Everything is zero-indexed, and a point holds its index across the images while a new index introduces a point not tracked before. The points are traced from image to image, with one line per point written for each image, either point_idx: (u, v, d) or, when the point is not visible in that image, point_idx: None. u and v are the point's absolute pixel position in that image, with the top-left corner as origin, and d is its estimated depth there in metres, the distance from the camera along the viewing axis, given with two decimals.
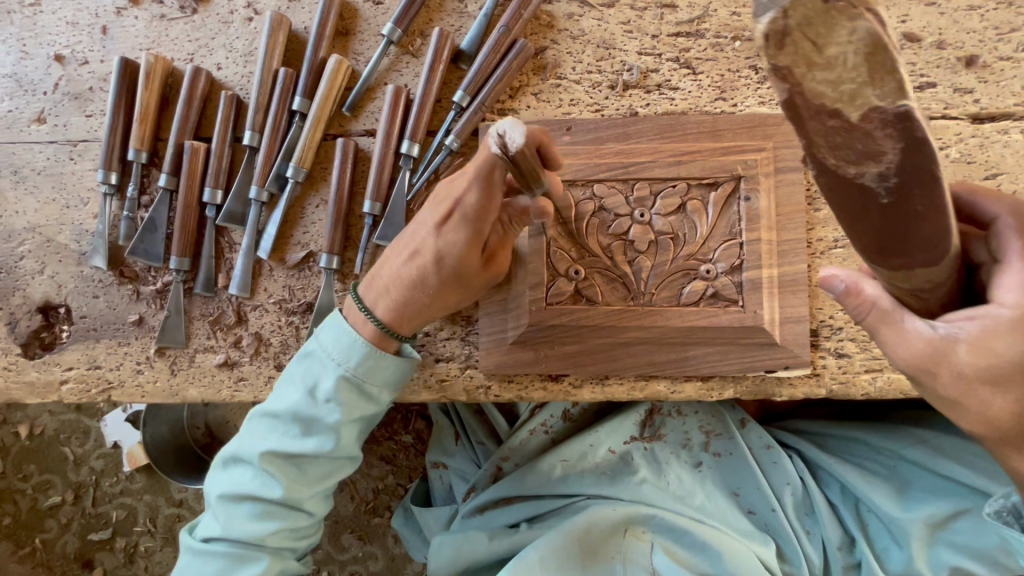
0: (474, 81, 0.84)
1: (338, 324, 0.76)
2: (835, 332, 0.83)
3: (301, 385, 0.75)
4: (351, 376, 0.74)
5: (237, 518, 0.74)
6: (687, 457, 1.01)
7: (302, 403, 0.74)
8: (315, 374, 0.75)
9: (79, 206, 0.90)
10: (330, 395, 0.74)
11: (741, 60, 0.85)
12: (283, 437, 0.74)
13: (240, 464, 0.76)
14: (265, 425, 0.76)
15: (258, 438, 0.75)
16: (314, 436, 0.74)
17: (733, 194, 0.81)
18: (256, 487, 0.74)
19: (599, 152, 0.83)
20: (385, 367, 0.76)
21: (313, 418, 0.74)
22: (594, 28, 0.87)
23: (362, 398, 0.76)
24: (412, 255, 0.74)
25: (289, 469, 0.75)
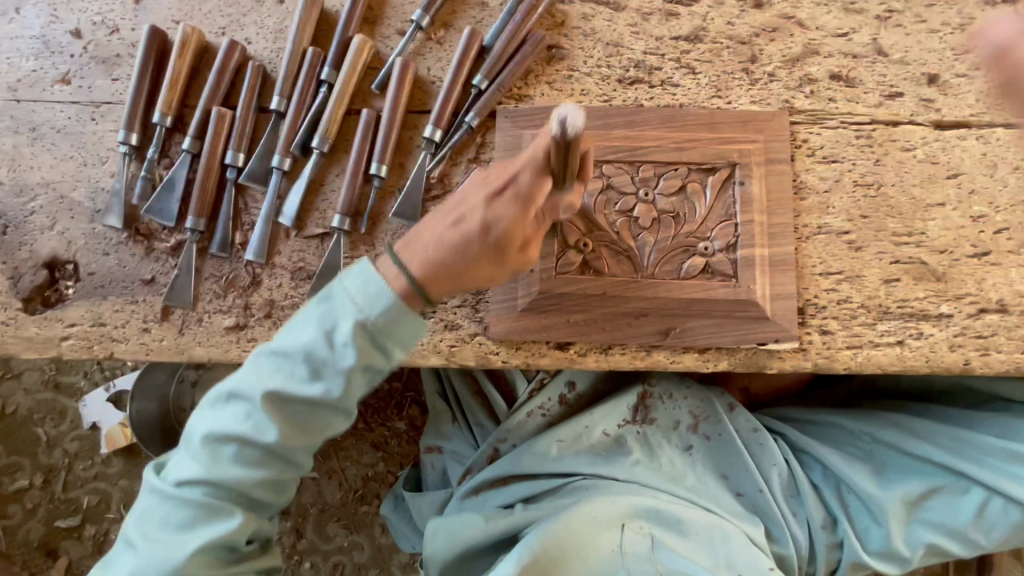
0: (492, 67, 0.91)
1: (367, 269, 0.73)
2: (820, 310, 0.89)
3: (318, 326, 0.72)
4: (369, 325, 0.72)
5: (221, 460, 0.73)
6: (679, 440, 1.04)
7: (316, 344, 0.72)
8: (333, 317, 0.72)
9: (97, 164, 0.92)
10: (346, 342, 0.71)
11: (735, 63, 0.94)
12: (288, 378, 0.72)
13: (236, 402, 0.73)
14: (271, 363, 0.73)
15: (261, 377, 0.73)
16: (322, 381, 0.72)
17: (728, 179, 0.89)
18: (248, 429, 0.72)
19: (607, 137, 0.90)
20: (407, 323, 0.73)
21: (322, 366, 0.71)
22: (605, 27, 0.96)
23: (374, 350, 0.73)
24: (457, 222, 0.76)
25: (286, 418, 0.73)
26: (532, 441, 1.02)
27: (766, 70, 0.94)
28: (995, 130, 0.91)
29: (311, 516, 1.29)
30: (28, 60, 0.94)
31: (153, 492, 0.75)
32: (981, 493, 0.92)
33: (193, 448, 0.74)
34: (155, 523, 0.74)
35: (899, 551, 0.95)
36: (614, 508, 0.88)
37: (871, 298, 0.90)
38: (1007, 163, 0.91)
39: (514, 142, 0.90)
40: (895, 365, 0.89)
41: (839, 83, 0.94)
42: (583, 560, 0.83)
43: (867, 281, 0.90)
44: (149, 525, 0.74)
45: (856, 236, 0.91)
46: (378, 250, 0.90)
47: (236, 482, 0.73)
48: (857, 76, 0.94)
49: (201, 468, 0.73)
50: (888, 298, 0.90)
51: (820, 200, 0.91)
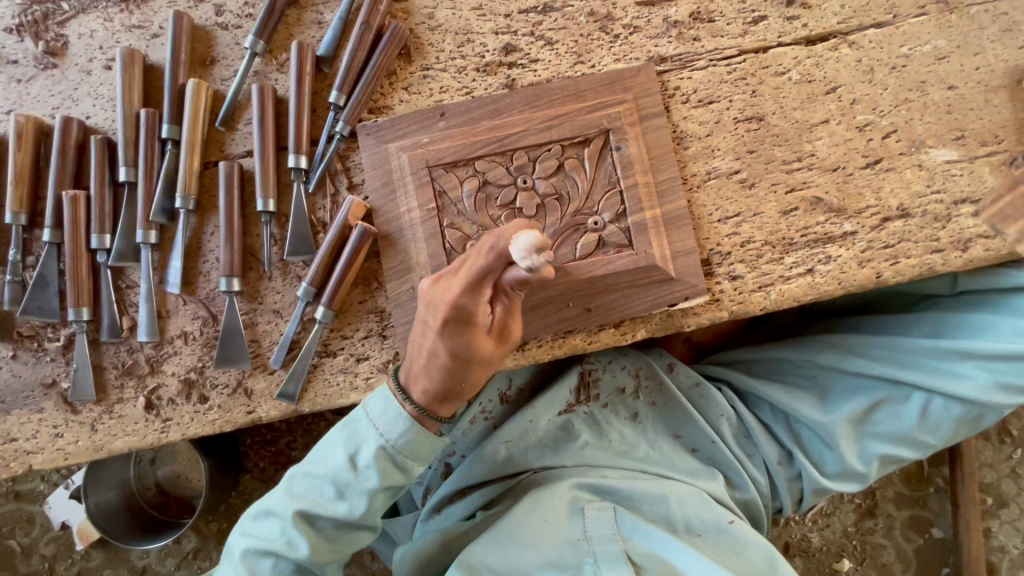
0: (346, 80, 0.87)
1: (384, 393, 0.77)
2: (725, 257, 0.88)
3: (344, 451, 0.76)
4: (391, 449, 0.76)
5: (261, 574, 0.76)
6: (626, 409, 1.02)
7: (343, 468, 0.76)
8: (358, 440, 0.76)
9: None
10: (370, 466, 0.76)
11: (591, 24, 0.90)
12: (318, 499, 0.76)
13: (271, 519, 0.77)
14: (303, 483, 0.77)
15: (295, 496, 0.77)
16: (347, 500, 0.76)
17: (605, 147, 0.86)
18: (283, 543, 0.75)
19: (474, 132, 0.86)
20: (426, 447, 0.77)
21: (349, 485, 0.76)
22: (449, 17, 0.91)
23: (400, 469, 0.77)
24: (427, 357, 0.71)
25: (318, 527, 0.77)
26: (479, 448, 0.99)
27: (624, 24, 0.90)
28: (865, 33, 0.90)
29: None
30: None
31: None
32: (922, 396, 0.93)
33: (233, 563, 0.77)
34: None
35: (855, 468, 0.96)
36: (565, 495, 0.90)
37: (773, 233, 0.89)
38: (884, 66, 0.90)
39: (382, 158, 0.87)
40: (809, 295, 0.88)
41: (700, 20, 0.91)
42: (538, 549, 0.85)
43: (766, 217, 0.89)
44: None
45: (747, 173, 0.89)
46: (271, 299, 0.88)
47: None
48: (717, 9, 0.91)
49: None
50: (791, 230, 0.89)
51: (704, 145, 0.89)
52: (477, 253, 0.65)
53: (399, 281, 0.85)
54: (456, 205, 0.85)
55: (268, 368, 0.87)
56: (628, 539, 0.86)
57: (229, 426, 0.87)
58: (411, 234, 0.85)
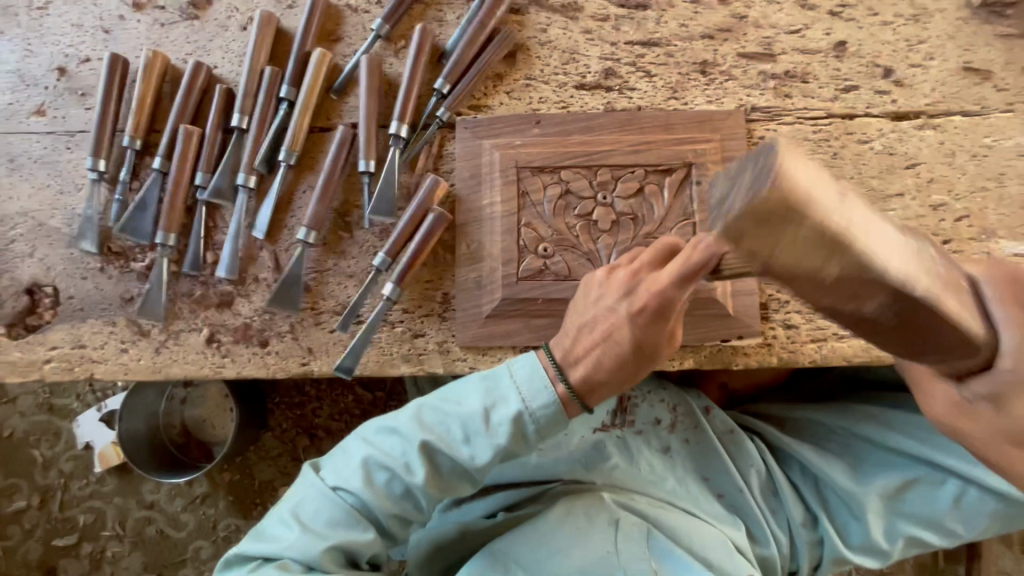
0: (454, 70, 0.92)
1: (535, 363, 0.74)
2: (783, 305, 0.90)
3: (481, 400, 0.74)
4: (526, 417, 0.72)
5: (373, 484, 0.75)
6: (658, 440, 1.02)
7: (476, 417, 0.73)
8: (496, 396, 0.74)
9: (72, 191, 0.94)
10: (502, 426, 0.72)
11: (690, 64, 0.95)
12: (445, 436, 0.74)
13: (395, 437, 0.75)
14: (434, 416, 0.76)
15: (424, 425, 0.75)
16: (471, 448, 0.74)
17: (686, 179, 0.90)
18: (402, 464, 0.74)
19: (565, 143, 0.91)
20: (560, 428, 0.74)
21: (474, 434, 0.73)
22: (560, 36, 0.97)
23: (527, 438, 0.74)
24: (606, 340, 0.73)
25: (434, 463, 0.75)
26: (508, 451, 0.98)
27: (722, 70, 0.95)
28: (952, 118, 0.94)
29: None
30: (4, 94, 0.97)
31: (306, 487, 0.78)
32: (957, 485, 0.92)
33: (349, 462, 0.76)
34: (300, 514, 0.76)
35: (880, 544, 0.95)
36: (599, 509, 0.92)
37: None
38: (965, 151, 0.93)
39: (474, 151, 0.92)
40: (860, 357, 0.89)
41: (793, 78, 0.95)
42: (567, 556, 0.87)
43: None
44: (297, 515, 0.76)
45: None
46: (345, 263, 0.92)
47: (380, 507, 0.75)
48: (812, 72, 0.95)
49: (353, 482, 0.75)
50: None
51: None
52: (696, 249, 0.65)
53: (469, 267, 0.90)
54: (536, 207, 0.90)
55: (330, 326, 0.91)
56: (658, 560, 0.88)
57: (282, 373, 0.90)
58: (488, 226, 0.90)
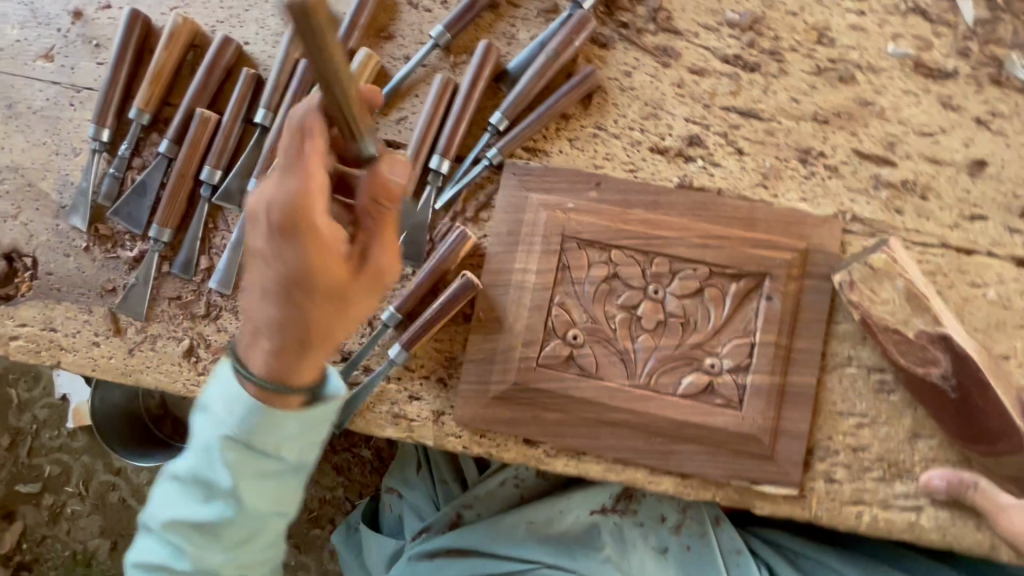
0: (514, 105, 0.79)
1: (224, 371, 0.59)
2: (831, 455, 0.77)
3: (206, 432, 0.60)
4: (238, 429, 0.58)
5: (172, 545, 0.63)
6: (656, 540, 0.92)
7: (205, 446, 0.60)
8: (208, 433, 0.60)
9: (68, 155, 0.85)
10: (222, 449, 0.59)
11: (791, 149, 0.80)
12: (197, 479, 0.61)
13: (177, 486, 0.63)
14: (185, 457, 0.62)
15: (184, 470, 0.62)
16: (211, 478, 0.60)
17: (755, 290, 0.76)
18: (192, 513, 0.62)
19: (623, 217, 0.78)
20: (274, 421, 0.58)
21: (214, 483, 0.60)
22: (645, 83, 0.82)
23: (257, 451, 0.59)
24: (270, 266, 0.52)
25: (205, 539, 0.62)
26: (501, 516, 0.95)
27: (828, 164, 0.79)
28: None
29: None
30: (12, 28, 0.86)
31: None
32: None
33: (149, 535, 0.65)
34: None
35: None
36: None
37: (894, 453, 0.77)
38: None
39: (518, 205, 0.79)
40: (906, 534, 0.77)
41: (911, 191, 0.79)
42: None
43: (895, 432, 0.77)
44: None
45: (893, 377, 0.78)
46: None
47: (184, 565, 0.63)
48: (935, 188, 0.79)
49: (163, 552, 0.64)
50: (914, 457, 0.77)
51: (859, 328, 0.78)
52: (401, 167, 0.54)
53: (484, 337, 0.78)
54: (575, 286, 0.77)
55: None
56: None
57: None
58: (515, 296, 0.78)
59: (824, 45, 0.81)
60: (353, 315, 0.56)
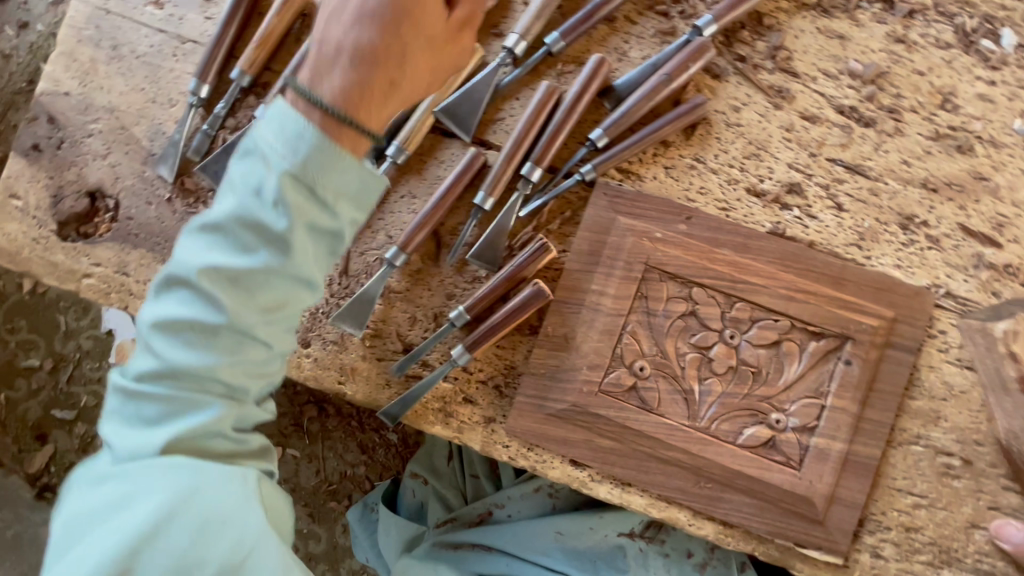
0: (618, 123, 0.77)
1: (280, 109, 0.56)
2: (882, 530, 0.76)
3: (239, 196, 0.55)
4: (297, 172, 0.54)
5: (167, 351, 0.56)
6: (677, 574, 0.89)
7: (244, 205, 0.55)
8: (257, 172, 0.55)
9: (165, 105, 0.86)
10: (276, 199, 0.54)
11: (893, 213, 0.77)
12: (226, 249, 0.56)
13: (180, 284, 0.56)
14: (200, 238, 0.56)
15: (190, 256, 0.56)
16: (255, 245, 0.56)
17: (834, 351, 0.75)
18: (203, 293, 0.55)
19: (710, 256, 0.76)
20: (335, 166, 0.55)
21: (265, 226, 0.55)
22: (753, 122, 0.79)
23: (312, 202, 0.56)
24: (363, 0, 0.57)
25: (236, 297, 0.56)
26: (529, 521, 0.95)
27: (929, 234, 0.77)
28: None
29: (281, 491, 1.27)
30: None
31: (97, 407, 0.59)
32: None
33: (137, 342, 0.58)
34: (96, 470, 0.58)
35: None
36: None
37: (947, 539, 0.75)
38: None
39: (605, 225, 0.77)
40: None
41: (1012, 276, 0.76)
42: None
43: (952, 518, 0.75)
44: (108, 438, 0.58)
45: (959, 462, 0.75)
46: (418, 294, 0.81)
47: (182, 373, 0.56)
48: None
49: (152, 358, 0.56)
50: (966, 546, 0.75)
51: (933, 407, 0.76)
52: None
53: (549, 353, 0.77)
54: (649, 316, 0.76)
55: (381, 355, 0.81)
56: None
57: (314, 384, 0.82)
58: (587, 317, 0.77)
59: (946, 111, 0.78)
60: (439, 73, 0.62)
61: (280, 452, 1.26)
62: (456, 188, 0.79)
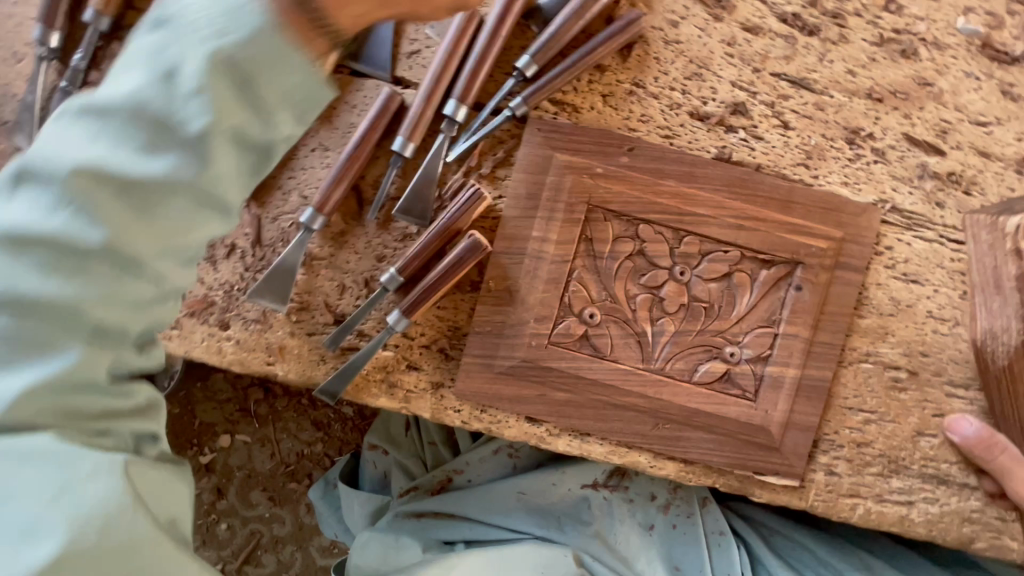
0: (547, 47, 0.68)
1: None
2: (835, 448, 0.77)
3: (148, 74, 0.39)
4: (229, 51, 0.38)
5: (2, 275, 0.40)
6: (642, 518, 0.90)
7: (149, 84, 0.39)
8: (168, 46, 0.39)
9: (8, 60, 0.71)
10: (189, 76, 0.38)
11: (840, 128, 0.74)
12: (109, 147, 0.40)
13: (31, 183, 0.40)
14: (78, 130, 0.40)
15: (63, 146, 0.40)
16: (157, 146, 0.40)
17: (786, 278, 0.72)
18: (53, 207, 0.40)
19: (655, 189, 0.71)
20: (282, 57, 0.40)
21: (174, 121, 0.39)
22: (693, 38, 0.73)
23: (251, 102, 0.40)
24: None
25: (120, 209, 0.40)
26: (491, 485, 0.93)
27: (875, 147, 0.74)
28: None
29: (235, 478, 1.20)
30: None
31: None
32: None
33: None
34: None
35: None
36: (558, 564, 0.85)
37: (896, 450, 0.77)
38: None
39: (541, 165, 0.71)
40: (896, 527, 0.78)
41: (955, 184, 0.75)
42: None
43: (900, 429, 0.77)
44: None
45: (906, 375, 0.76)
46: (344, 259, 0.74)
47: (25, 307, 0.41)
48: (980, 182, 0.75)
49: None
50: (913, 453, 0.77)
51: (881, 324, 0.76)
52: None
53: (493, 309, 0.72)
54: (596, 260, 0.71)
55: (310, 329, 0.74)
56: None
57: (240, 368, 0.74)
58: (531, 267, 0.71)
59: (891, 13, 0.73)
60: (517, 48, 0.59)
61: (228, 439, 1.19)
62: (372, 134, 0.70)
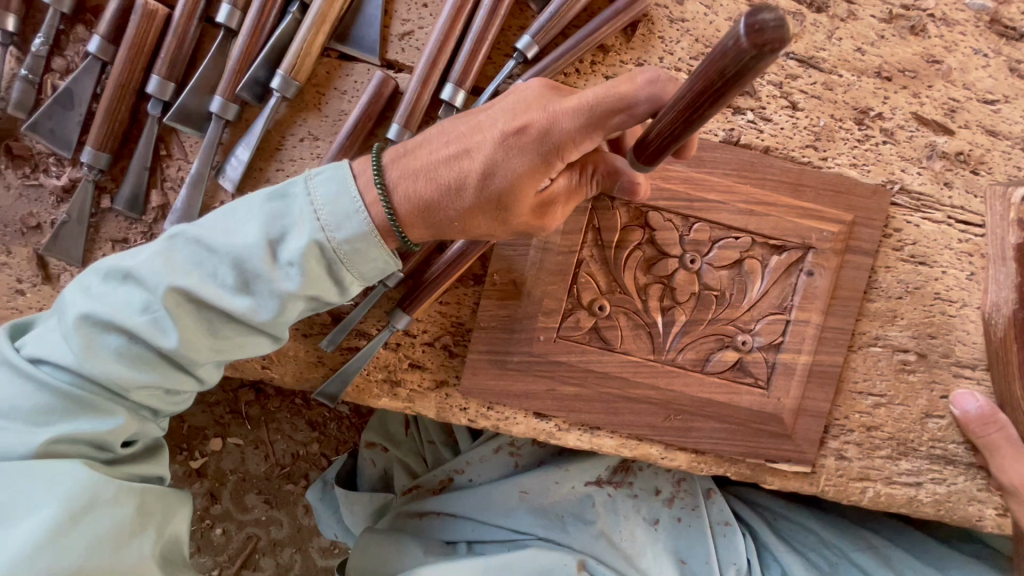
0: (548, 26, 0.64)
1: (334, 174, 0.52)
2: (845, 433, 0.76)
3: (261, 226, 0.51)
4: (326, 251, 0.51)
5: (97, 352, 0.53)
6: (647, 512, 0.89)
7: (253, 250, 0.51)
8: (286, 220, 0.51)
9: None
10: (287, 269, 0.51)
11: (848, 108, 0.72)
12: (209, 280, 0.51)
13: (134, 284, 0.52)
14: (190, 252, 0.52)
15: (173, 266, 0.52)
16: (250, 292, 0.52)
17: (797, 263, 0.71)
18: (145, 318, 0.52)
19: (664, 175, 0.68)
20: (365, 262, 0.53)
21: (253, 277, 0.52)
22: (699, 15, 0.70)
23: (330, 278, 0.53)
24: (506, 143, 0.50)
25: (195, 327, 0.53)
26: (491, 485, 0.90)
27: (884, 127, 0.72)
28: None
29: (229, 482, 1.16)
30: None
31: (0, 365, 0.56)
32: None
33: (64, 328, 0.53)
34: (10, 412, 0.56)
35: None
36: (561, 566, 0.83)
37: (904, 432, 0.77)
38: None
39: None
40: (904, 508, 0.78)
41: (963, 164, 0.74)
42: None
43: (908, 412, 0.77)
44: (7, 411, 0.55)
45: (915, 358, 0.76)
46: None
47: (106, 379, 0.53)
48: (988, 162, 0.74)
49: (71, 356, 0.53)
50: (921, 435, 0.77)
51: (890, 307, 0.75)
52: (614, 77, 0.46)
53: (499, 303, 0.69)
54: (603, 250, 0.69)
55: (307, 329, 0.71)
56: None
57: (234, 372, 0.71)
58: (537, 258, 0.69)
59: None
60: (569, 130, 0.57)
61: (220, 442, 1.15)
62: (365, 122, 0.65)
